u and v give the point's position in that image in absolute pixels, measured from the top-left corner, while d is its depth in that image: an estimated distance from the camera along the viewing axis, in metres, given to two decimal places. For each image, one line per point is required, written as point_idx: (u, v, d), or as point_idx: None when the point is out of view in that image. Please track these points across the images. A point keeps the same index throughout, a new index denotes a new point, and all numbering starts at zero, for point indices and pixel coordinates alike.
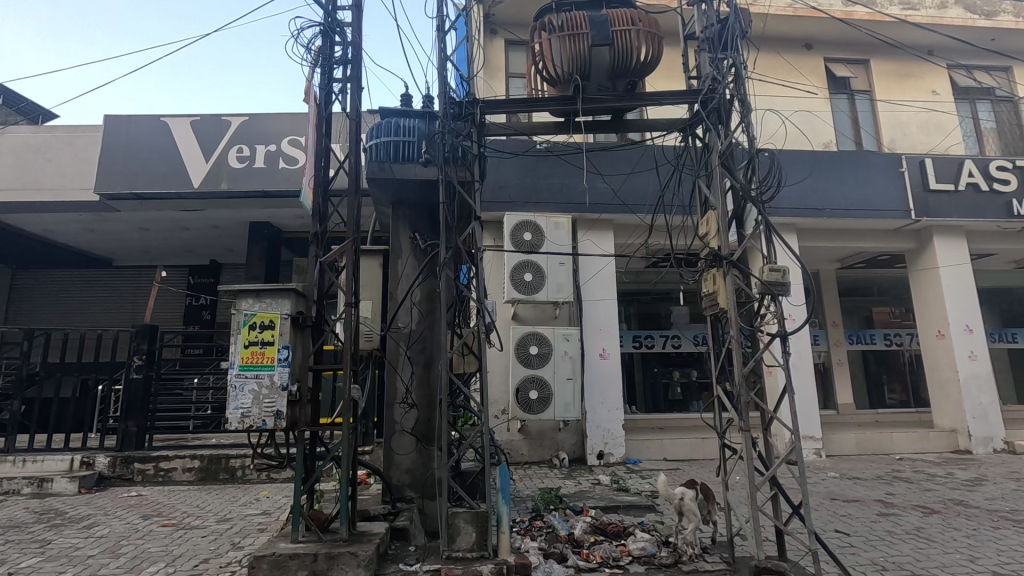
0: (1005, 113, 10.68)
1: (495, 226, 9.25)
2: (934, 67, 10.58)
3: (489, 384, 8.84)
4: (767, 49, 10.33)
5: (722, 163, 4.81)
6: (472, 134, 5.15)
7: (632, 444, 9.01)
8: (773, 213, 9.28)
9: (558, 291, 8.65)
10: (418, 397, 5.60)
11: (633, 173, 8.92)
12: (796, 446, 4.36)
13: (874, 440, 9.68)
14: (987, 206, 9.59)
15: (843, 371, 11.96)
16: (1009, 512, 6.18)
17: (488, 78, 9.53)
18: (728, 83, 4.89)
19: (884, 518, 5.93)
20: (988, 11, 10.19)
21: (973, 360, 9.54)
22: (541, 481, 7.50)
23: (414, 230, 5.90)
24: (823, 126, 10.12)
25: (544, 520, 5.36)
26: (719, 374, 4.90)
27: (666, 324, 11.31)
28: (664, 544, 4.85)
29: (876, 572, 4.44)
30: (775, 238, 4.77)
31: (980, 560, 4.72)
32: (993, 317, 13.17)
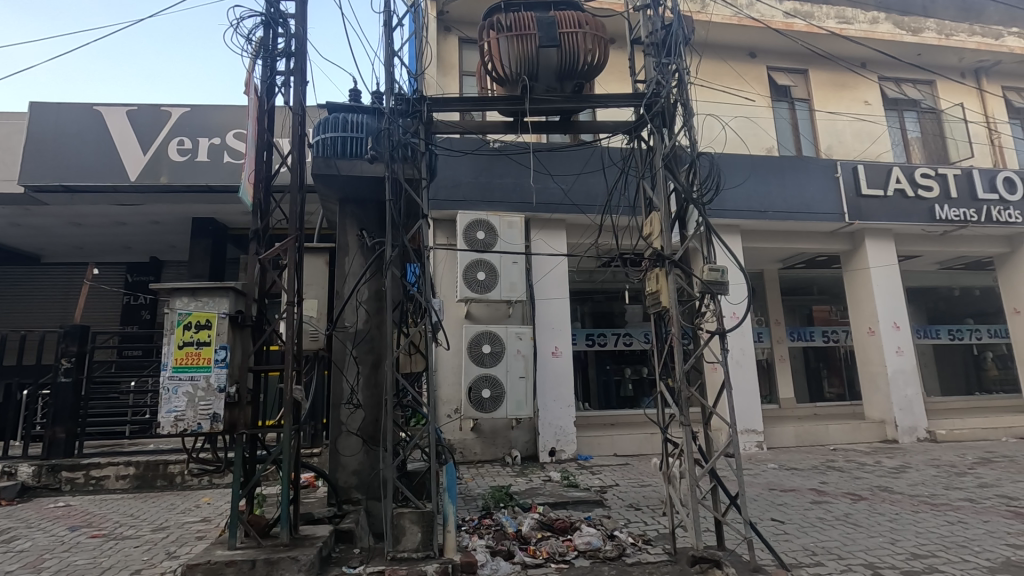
0: (930, 123, 11.41)
1: (448, 225, 9.22)
2: (866, 79, 11.20)
3: (440, 384, 8.79)
4: (713, 56, 10.67)
5: (665, 165, 4.95)
6: (420, 131, 5.12)
7: (583, 440, 9.16)
8: (719, 215, 9.59)
9: (511, 290, 8.68)
10: (365, 398, 5.51)
11: (582, 173, 9.07)
12: (734, 440, 4.49)
13: (812, 432, 10.16)
14: (912, 210, 10.24)
15: (785, 366, 12.49)
16: (928, 497, 6.63)
17: (442, 76, 9.47)
18: (672, 87, 5.03)
19: (816, 506, 6.25)
20: (914, 27, 10.91)
21: (900, 355, 10.15)
22: (492, 480, 7.48)
23: (362, 229, 5.80)
24: (764, 132, 10.55)
25: (493, 518, 5.37)
26: (661, 370, 5.03)
27: (619, 322, 11.53)
28: (609, 538, 4.94)
29: (806, 557, 4.67)
30: (716, 239, 4.93)
31: (900, 542, 5.03)
32: (919, 315, 14.08)
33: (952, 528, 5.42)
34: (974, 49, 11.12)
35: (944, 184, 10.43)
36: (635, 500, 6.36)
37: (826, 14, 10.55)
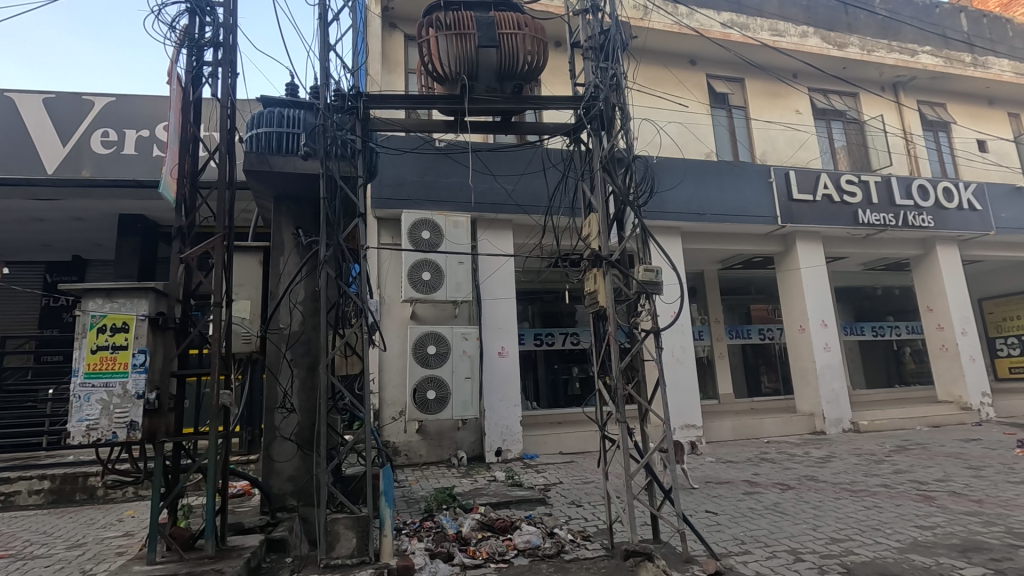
0: (854, 133, 12.16)
1: (393, 224, 9.08)
2: (797, 89, 11.80)
3: (385, 386, 8.65)
4: (655, 63, 10.96)
5: (604, 168, 5.03)
6: (357, 128, 5.05)
7: (530, 439, 9.19)
8: (661, 217, 9.87)
9: (457, 290, 8.63)
10: (299, 401, 5.35)
11: (526, 174, 9.13)
12: (669, 435, 4.58)
13: (748, 425, 10.60)
14: (838, 214, 10.87)
15: (724, 362, 12.97)
16: (849, 484, 7.05)
17: (387, 73, 9.31)
18: (610, 92, 5.12)
19: (748, 497, 6.53)
20: (840, 42, 11.57)
21: (828, 351, 10.74)
22: (437, 481, 7.44)
23: (298, 226, 5.63)
24: (701, 136, 10.94)
25: (434, 520, 5.32)
26: (600, 368, 5.10)
27: (567, 321, 11.68)
28: (549, 535, 4.99)
29: (735, 546, 4.87)
30: (651, 241, 5.06)
31: (821, 528, 5.33)
32: (846, 312, 14.98)
33: (869, 513, 5.78)
34: (893, 65, 11.91)
35: (866, 191, 11.13)
36: (577, 497, 6.45)
37: (760, 26, 11.02)
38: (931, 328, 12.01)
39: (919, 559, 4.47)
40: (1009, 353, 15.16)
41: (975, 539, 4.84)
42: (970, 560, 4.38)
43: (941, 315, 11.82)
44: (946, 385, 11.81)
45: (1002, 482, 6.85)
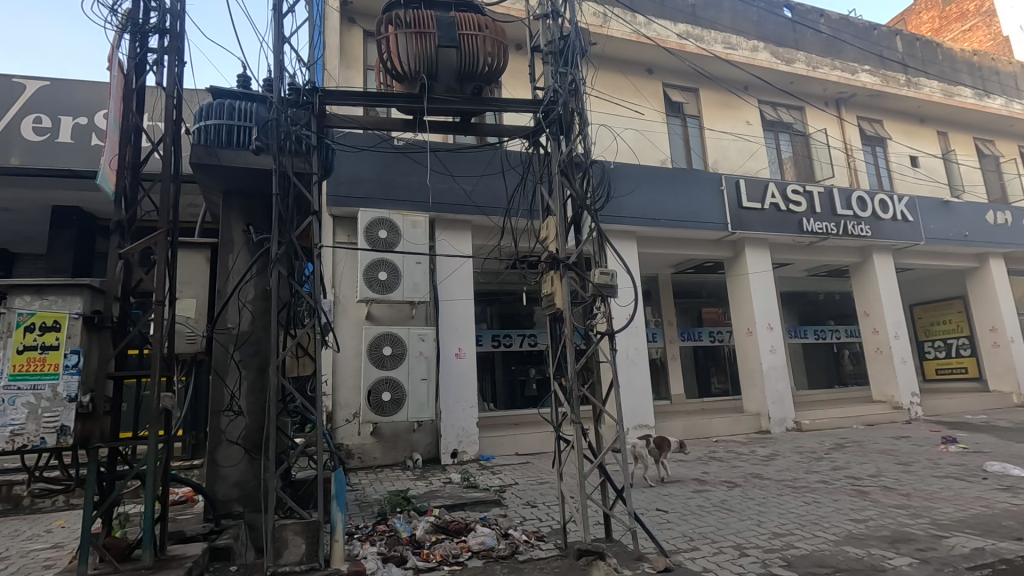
0: (800, 145, 12.75)
1: (349, 222, 8.89)
2: (747, 101, 12.28)
3: (339, 388, 8.46)
4: (613, 70, 11.16)
5: (562, 172, 5.07)
6: (312, 124, 4.96)
7: (486, 441, 9.15)
8: (617, 222, 10.06)
9: (414, 290, 8.54)
10: (247, 404, 5.17)
11: (485, 175, 9.13)
12: (622, 435, 4.64)
13: (699, 425, 10.91)
14: (784, 222, 11.36)
15: (676, 364, 13.33)
16: (791, 481, 7.37)
17: (345, 69, 9.12)
18: (568, 97, 5.19)
19: (697, 495, 6.73)
20: (787, 57, 12.10)
21: (773, 353, 11.19)
22: (391, 484, 7.32)
23: (248, 223, 5.45)
24: (655, 142, 11.21)
25: (387, 524, 5.24)
26: (555, 370, 5.14)
27: (525, 323, 11.73)
28: (503, 537, 4.99)
29: (684, 543, 5.01)
30: (608, 244, 5.15)
31: (765, 523, 5.55)
32: (790, 316, 15.67)
33: (808, 508, 6.06)
34: (835, 82, 12.55)
35: (810, 200, 11.68)
36: (532, 498, 6.48)
37: (714, 39, 11.41)
38: (868, 332, 12.68)
39: (853, 550, 4.72)
40: (935, 356, 16.19)
41: (903, 531, 5.15)
42: (898, 550, 4.66)
43: (876, 319, 12.51)
44: (881, 386, 12.51)
45: (928, 476, 7.32)
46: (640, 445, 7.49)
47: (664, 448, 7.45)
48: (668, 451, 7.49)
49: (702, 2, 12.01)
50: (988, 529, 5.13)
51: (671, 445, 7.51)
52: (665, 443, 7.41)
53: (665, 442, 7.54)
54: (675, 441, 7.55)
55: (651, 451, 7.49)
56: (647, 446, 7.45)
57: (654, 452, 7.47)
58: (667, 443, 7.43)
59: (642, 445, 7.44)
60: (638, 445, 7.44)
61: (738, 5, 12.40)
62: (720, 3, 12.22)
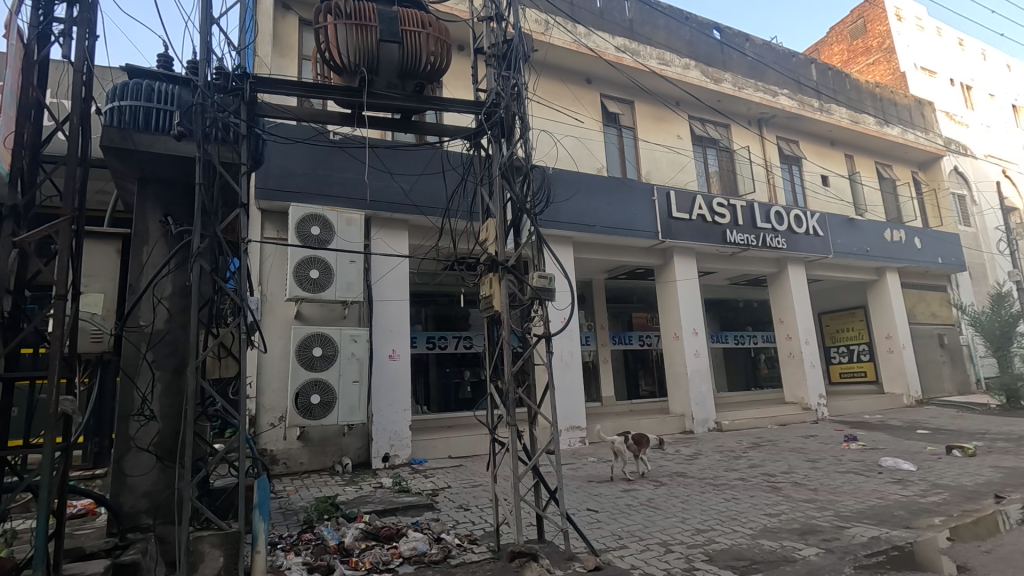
0: (725, 161, 13.50)
1: (279, 217, 8.49)
2: (678, 116, 12.85)
3: (264, 390, 8.04)
4: (554, 77, 11.33)
5: (503, 175, 5.07)
6: (242, 112, 4.71)
7: (418, 444, 8.98)
8: (555, 227, 10.21)
9: (347, 290, 8.28)
10: (161, 408, 4.80)
11: (424, 174, 8.99)
12: (555, 437, 4.67)
13: (628, 425, 11.24)
14: (710, 233, 11.98)
15: (607, 367, 13.71)
16: (712, 478, 7.75)
17: (279, 57, 8.73)
18: (511, 101, 5.20)
19: (625, 494, 6.93)
20: (716, 77, 12.80)
21: (697, 357, 11.74)
22: (318, 490, 7.03)
23: (166, 214, 5.07)
24: (592, 150, 11.48)
25: (314, 532, 5.03)
26: (492, 372, 5.11)
27: (460, 325, 11.68)
28: (435, 541, 4.92)
29: (614, 542, 5.14)
30: (546, 248, 5.20)
31: (688, 520, 5.80)
32: (714, 322, 16.53)
33: (728, 504, 6.38)
34: (758, 103, 13.40)
35: (734, 213, 12.37)
36: (465, 501, 6.43)
37: (649, 54, 11.87)
38: (782, 337, 13.57)
39: (768, 543, 5.02)
40: (839, 360, 17.56)
41: (811, 523, 5.54)
42: (807, 541, 5.01)
43: (789, 326, 13.42)
44: (792, 388, 13.44)
45: (832, 472, 7.91)
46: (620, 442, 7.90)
47: (642, 444, 7.89)
48: (646, 447, 7.96)
49: (640, 19, 12.47)
50: (884, 518, 5.62)
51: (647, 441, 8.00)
52: (644, 439, 7.86)
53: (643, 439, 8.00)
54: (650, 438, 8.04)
55: (630, 447, 7.91)
56: (626, 441, 7.86)
57: (633, 448, 7.90)
58: (645, 439, 7.87)
59: (621, 441, 7.86)
60: (618, 441, 7.85)
61: (672, 23, 12.97)
62: (656, 20, 12.73)
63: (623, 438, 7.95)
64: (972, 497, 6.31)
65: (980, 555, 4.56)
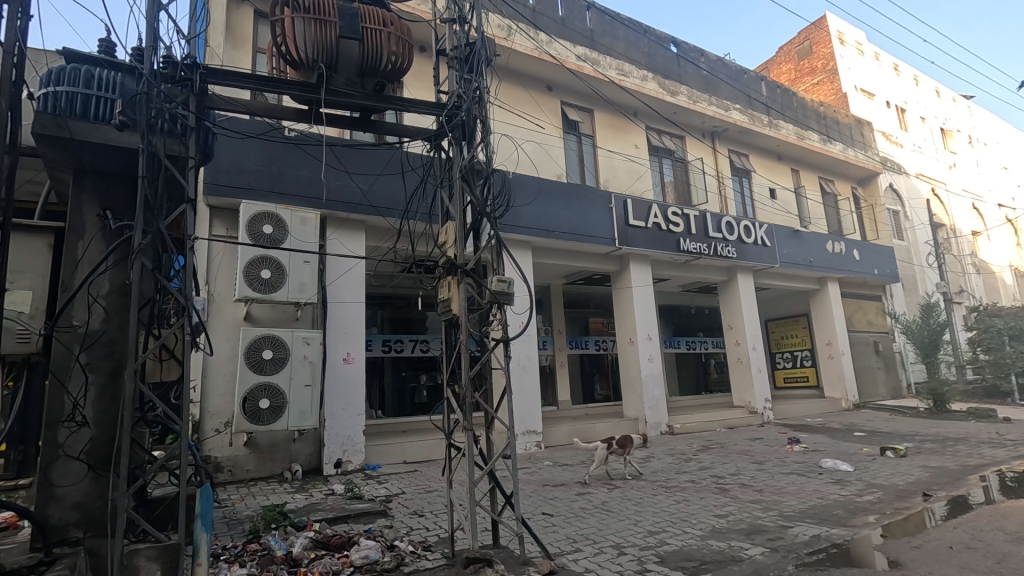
0: (680, 171, 13.89)
1: (229, 214, 8.16)
2: (636, 125, 13.15)
3: (209, 394, 7.69)
4: (516, 82, 11.38)
5: (463, 178, 5.03)
6: (190, 104, 4.52)
7: (372, 449, 8.79)
8: (515, 231, 10.23)
9: (300, 291, 8.05)
10: (94, 414, 4.50)
11: (383, 175, 8.85)
12: (512, 441, 4.66)
13: (583, 429, 11.35)
14: (665, 241, 12.29)
15: (563, 371, 13.83)
16: (664, 481, 7.92)
17: (231, 48, 8.43)
18: (472, 104, 5.18)
19: (580, 497, 7.00)
20: (672, 90, 13.18)
21: (651, 361, 11.98)
22: (266, 498, 6.78)
23: (105, 208, 4.78)
24: (551, 156, 11.58)
25: (260, 542, 4.83)
26: (449, 377, 5.04)
27: (417, 328, 11.55)
28: (388, 549, 4.81)
29: (568, 545, 5.17)
30: (505, 252, 5.20)
31: (641, 522, 5.89)
32: (667, 328, 16.95)
33: (679, 506, 6.53)
34: (711, 116, 13.87)
35: (687, 222, 12.73)
36: (419, 507, 6.33)
37: (609, 64, 12.11)
38: (731, 343, 14.04)
39: (716, 544, 5.17)
40: (783, 366, 18.31)
41: (757, 523, 5.74)
42: (753, 541, 5.18)
43: (738, 332, 13.90)
44: (740, 392, 13.93)
45: (776, 473, 8.22)
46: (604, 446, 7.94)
47: (626, 446, 7.92)
48: (630, 448, 8.00)
49: (600, 29, 12.70)
50: (823, 518, 5.88)
51: (632, 442, 8.04)
52: (627, 442, 7.87)
53: (627, 440, 8.02)
54: (636, 438, 8.06)
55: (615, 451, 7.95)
56: (610, 446, 7.89)
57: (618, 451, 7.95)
58: (628, 442, 7.90)
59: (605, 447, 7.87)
60: (601, 447, 7.87)
61: (631, 35, 13.28)
62: (616, 31, 13.00)
63: (606, 442, 7.96)
64: (903, 496, 6.69)
65: (910, 550, 4.83)
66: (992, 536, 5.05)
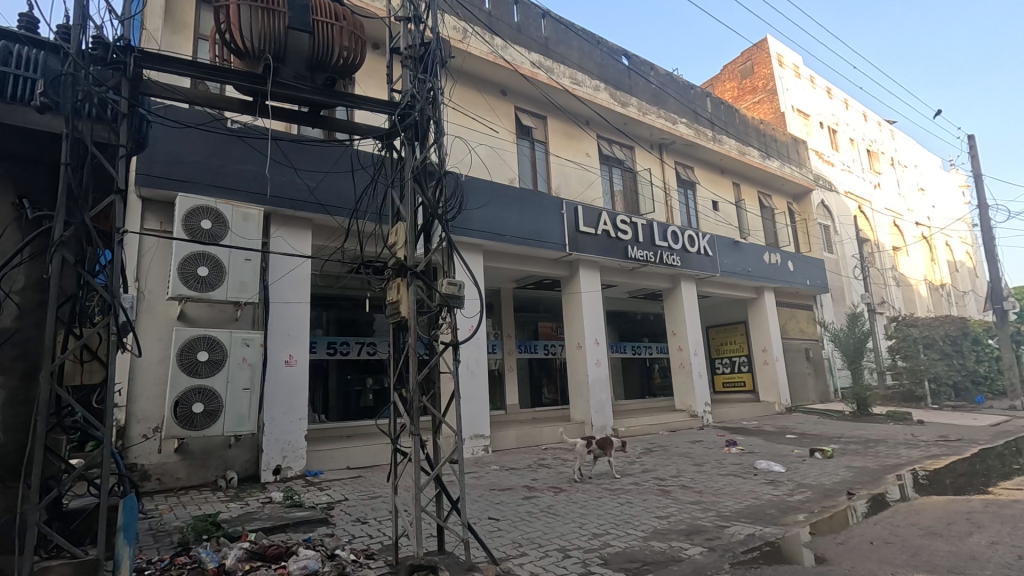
0: (629, 181, 14.25)
1: (164, 207, 7.72)
2: (588, 134, 13.40)
3: (136, 398, 7.22)
4: (471, 86, 11.36)
5: (415, 179, 4.95)
6: (123, 88, 4.25)
7: (314, 455, 8.50)
8: (466, 234, 10.19)
9: (240, 290, 7.71)
10: (2, 419, 4.12)
11: (331, 172, 8.62)
12: (459, 446, 4.60)
13: (530, 433, 11.40)
14: (613, 248, 12.56)
15: (512, 375, 13.87)
16: (608, 483, 8.06)
17: (170, 32, 8.00)
18: (426, 105, 5.12)
19: (526, 501, 7.02)
20: (623, 101, 13.53)
21: (598, 366, 12.19)
22: (197, 508, 6.42)
23: (21, 195, 4.41)
24: (504, 160, 11.62)
25: (190, 554, 4.57)
26: (396, 381, 4.92)
27: (364, 331, 11.31)
28: (328, 559, 4.64)
29: (514, 549, 5.16)
30: (456, 254, 5.15)
31: (586, 525, 5.96)
32: (614, 333, 17.32)
33: (622, 508, 6.66)
34: (660, 129, 14.32)
35: (635, 230, 13.05)
36: (363, 514, 6.18)
37: (563, 73, 12.30)
38: (674, 348, 14.47)
39: (658, 544, 5.30)
40: (722, 371, 19.07)
41: (696, 524, 5.92)
42: (692, 541, 5.35)
43: (681, 338, 14.36)
44: (682, 396, 14.40)
45: (715, 475, 8.53)
46: (586, 444, 8.44)
47: (606, 447, 8.46)
48: (609, 451, 8.52)
49: (555, 37, 12.88)
50: (757, 517, 6.15)
51: (611, 445, 8.56)
52: (608, 443, 8.43)
53: (607, 443, 8.56)
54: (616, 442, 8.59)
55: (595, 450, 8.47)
56: (591, 444, 8.42)
57: (598, 451, 8.47)
58: (609, 442, 8.45)
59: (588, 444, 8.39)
60: (582, 445, 8.37)
61: (585, 45, 13.54)
62: (570, 40, 13.22)
63: (588, 441, 8.47)
64: (830, 495, 7.08)
65: (836, 546, 5.11)
66: (907, 531, 5.42)
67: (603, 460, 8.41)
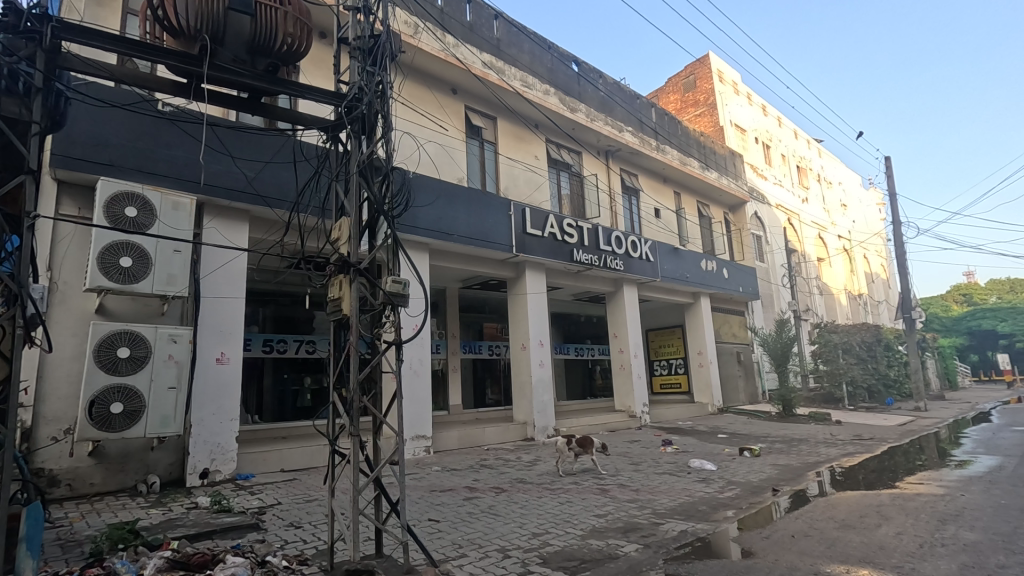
0: (576, 185, 14.51)
1: (83, 192, 7.16)
2: (537, 137, 13.51)
3: (45, 397, 6.66)
4: (421, 82, 11.21)
5: (360, 174, 4.82)
6: (37, 60, 3.90)
7: (245, 458, 8.12)
8: (412, 232, 10.03)
9: (167, 283, 7.26)
10: None
11: (271, 163, 8.27)
12: (400, 447, 4.50)
13: (472, 434, 11.35)
14: (559, 251, 12.72)
15: (455, 376, 13.77)
16: (548, 483, 8.14)
17: (95, 4, 7.45)
18: (373, 98, 4.99)
19: (467, 502, 6.98)
20: (572, 106, 13.74)
21: (542, 367, 12.30)
22: (113, 516, 5.98)
23: None
24: (453, 158, 11.53)
25: (104, 564, 4.25)
26: (336, 380, 4.76)
27: (303, 328, 10.93)
28: (259, 566, 4.44)
29: (453, 551, 5.12)
30: (402, 252, 5.05)
31: (526, 525, 6.00)
32: (557, 335, 17.54)
33: (562, 507, 6.75)
34: (606, 135, 14.64)
35: (581, 234, 13.27)
36: (297, 518, 5.95)
37: (513, 75, 12.35)
38: (616, 351, 14.79)
39: (595, 542, 5.40)
40: (660, 373, 19.70)
41: (632, 521, 6.08)
42: (628, 538, 5.49)
43: (622, 341, 14.70)
44: (622, 397, 14.77)
45: (651, 474, 8.78)
46: (564, 441, 8.76)
47: (585, 444, 8.72)
48: (590, 449, 8.74)
49: (506, 39, 12.91)
50: (690, 514, 6.39)
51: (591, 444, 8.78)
52: (586, 440, 8.70)
53: (588, 441, 8.81)
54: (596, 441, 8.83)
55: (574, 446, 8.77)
56: (569, 441, 8.70)
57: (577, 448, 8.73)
58: (588, 440, 8.71)
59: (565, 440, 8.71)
60: (561, 440, 8.71)
61: (536, 49, 13.67)
62: (521, 43, 13.31)
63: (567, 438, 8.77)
64: (756, 491, 7.46)
65: (761, 540, 5.39)
66: (824, 524, 5.79)
67: (582, 457, 8.67)
